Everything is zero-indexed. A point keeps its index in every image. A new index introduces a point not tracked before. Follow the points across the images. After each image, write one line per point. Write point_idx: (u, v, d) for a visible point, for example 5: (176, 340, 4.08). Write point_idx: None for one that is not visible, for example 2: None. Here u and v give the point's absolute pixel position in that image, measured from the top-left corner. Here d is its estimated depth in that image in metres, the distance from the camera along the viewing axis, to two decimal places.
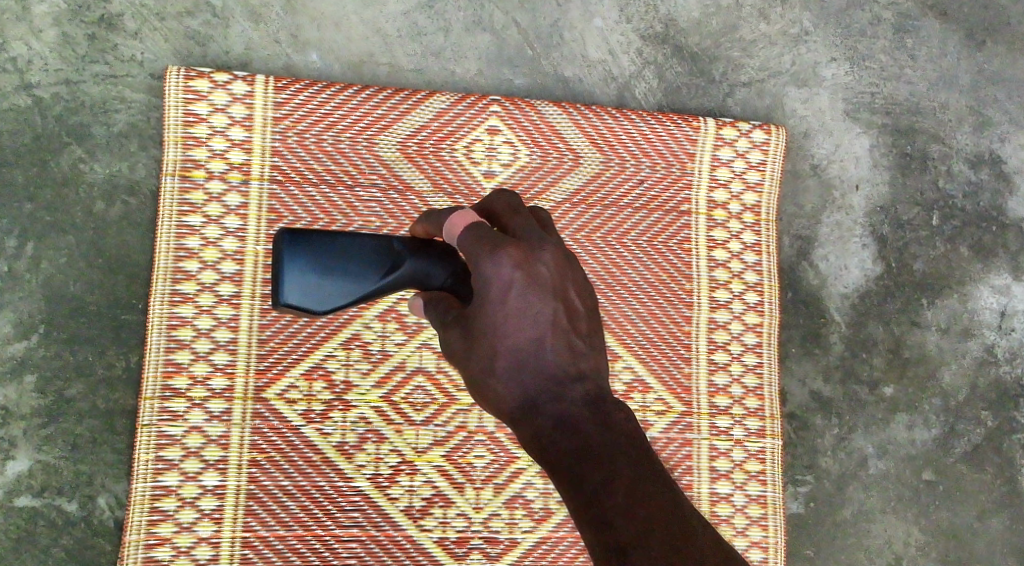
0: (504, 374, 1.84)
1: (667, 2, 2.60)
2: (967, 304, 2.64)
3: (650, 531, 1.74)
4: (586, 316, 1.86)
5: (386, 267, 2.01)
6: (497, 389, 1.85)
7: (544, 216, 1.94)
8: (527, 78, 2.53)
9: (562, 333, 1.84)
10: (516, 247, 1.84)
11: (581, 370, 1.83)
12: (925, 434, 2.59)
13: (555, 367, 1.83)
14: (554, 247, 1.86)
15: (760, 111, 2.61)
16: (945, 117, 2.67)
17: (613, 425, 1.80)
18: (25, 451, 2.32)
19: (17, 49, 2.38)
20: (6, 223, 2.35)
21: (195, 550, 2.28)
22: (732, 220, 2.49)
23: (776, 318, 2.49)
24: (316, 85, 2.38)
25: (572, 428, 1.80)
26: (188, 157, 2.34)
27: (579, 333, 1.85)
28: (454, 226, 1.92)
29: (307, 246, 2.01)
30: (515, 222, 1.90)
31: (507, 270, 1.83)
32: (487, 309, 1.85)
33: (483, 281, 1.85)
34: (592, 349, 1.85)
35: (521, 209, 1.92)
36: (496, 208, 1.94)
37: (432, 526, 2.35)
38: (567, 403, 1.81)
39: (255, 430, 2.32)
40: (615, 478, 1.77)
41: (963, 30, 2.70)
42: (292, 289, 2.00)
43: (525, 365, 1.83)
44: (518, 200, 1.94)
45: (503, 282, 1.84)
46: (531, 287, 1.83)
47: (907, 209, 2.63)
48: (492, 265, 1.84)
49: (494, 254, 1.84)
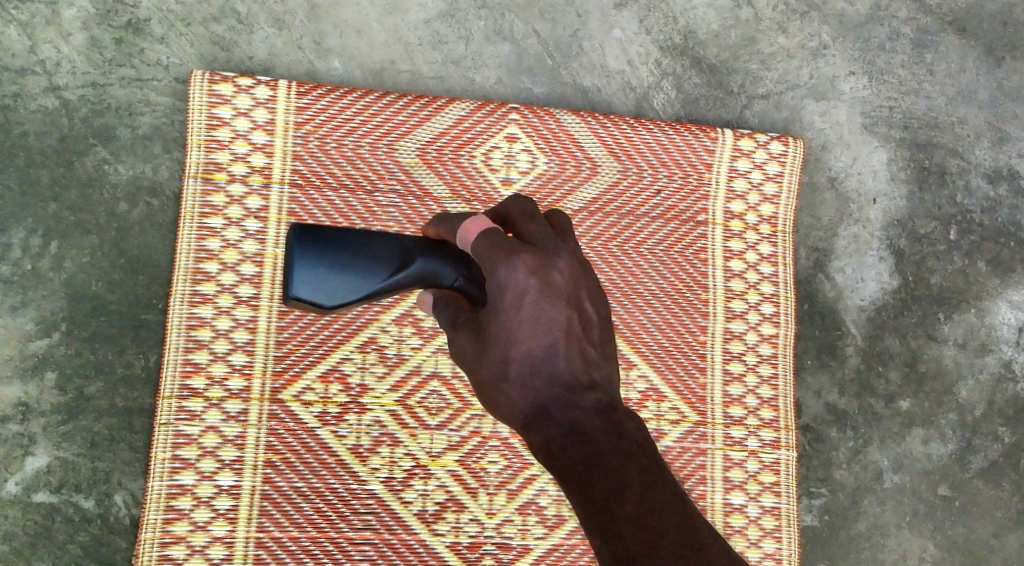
0: (517, 381, 1.84)
1: (686, 14, 2.61)
2: (984, 319, 2.64)
3: (661, 541, 1.77)
4: (599, 325, 1.88)
5: (395, 265, 1.99)
6: (509, 396, 1.85)
7: (562, 220, 1.93)
8: (547, 87, 2.55)
9: (575, 341, 1.85)
10: (532, 254, 1.85)
11: (593, 379, 1.85)
12: (941, 448, 2.60)
13: (568, 374, 1.84)
14: (569, 256, 1.87)
15: (778, 123, 2.63)
16: (964, 132, 2.68)
17: (625, 434, 1.82)
18: (44, 448, 2.35)
19: (45, 52, 2.40)
20: (30, 223, 2.37)
21: (209, 549, 2.30)
22: (749, 231, 2.50)
23: (792, 330, 2.50)
24: (338, 91, 2.40)
25: (584, 437, 1.81)
26: (211, 160, 2.36)
27: (592, 341, 1.86)
28: (468, 232, 1.89)
29: (319, 241, 1.99)
30: (530, 228, 1.90)
31: (523, 278, 1.84)
32: (500, 315, 1.85)
33: (497, 287, 1.84)
34: (603, 358, 1.87)
35: (535, 215, 1.91)
36: (510, 213, 1.93)
37: (445, 530, 2.37)
38: (579, 412, 1.82)
39: (271, 431, 2.33)
40: (627, 487, 1.79)
41: (982, 46, 2.71)
42: (303, 284, 1.98)
43: (538, 372, 1.84)
44: (532, 205, 1.93)
45: (519, 289, 1.84)
46: (546, 295, 1.84)
47: (925, 223, 2.64)
48: (508, 272, 1.84)
49: (511, 261, 1.84)
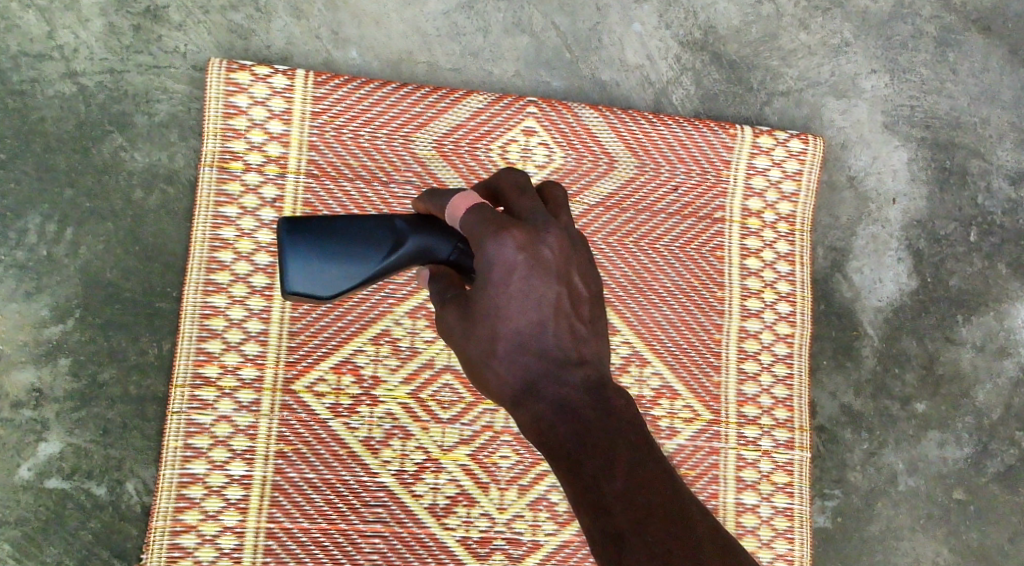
0: (505, 357, 1.83)
1: (707, 9, 2.59)
2: (1003, 322, 2.61)
3: (649, 518, 1.76)
4: (589, 300, 1.86)
5: (390, 246, 1.94)
6: (498, 373, 1.84)
7: (556, 193, 1.89)
8: (565, 81, 2.53)
9: (564, 317, 1.84)
10: (521, 229, 1.83)
11: (582, 355, 1.84)
12: (957, 452, 2.57)
13: (556, 351, 1.83)
14: (559, 230, 1.84)
15: (797, 121, 2.60)
16: (987, 133, 2.65)
17: (614, 411, 1.81)
18: (57, 435, 2.35)
19: (63, 37, 2.40)
20: (46, 209, 2.37)
21: (219, 538, 2.30)
22: (767, 229, 2.48)
23: (808, 330, 2.48)
24: (355, 81, 2.39)
25: (572, 413, 1.81)
26: (227, 149, 2.36)
27: (581, 318, 1.85)
28: (457, 208, 1.88)
29: (309, 232, 1.94)
30: (521, 202, 1.87)
31: (512, 253, 1.82)
32: (489, 291, 1.83)
33: (486, 263, 1.82)
34: (594, 335, 1.86)
35: (527, 188, 1.88)
36: (503, 185, 1.89)
37: (455, 525, 2.36)
38: (568, 388, 1.82)
39: (283, 422, 2.33)
40: (615, 463, 1.78)
41: (1006, 46, 2.68)
42: (298, 277, 1.93)
43: (526, 348, 1.83)
44: (525, 178, 1.90)
45: (507, 264, 1.82)
46: (534, 270, 1.82)
47: (944, 224, 2.61)
48: (496, 247, 1.82)
49: (499, 236, 1.82)
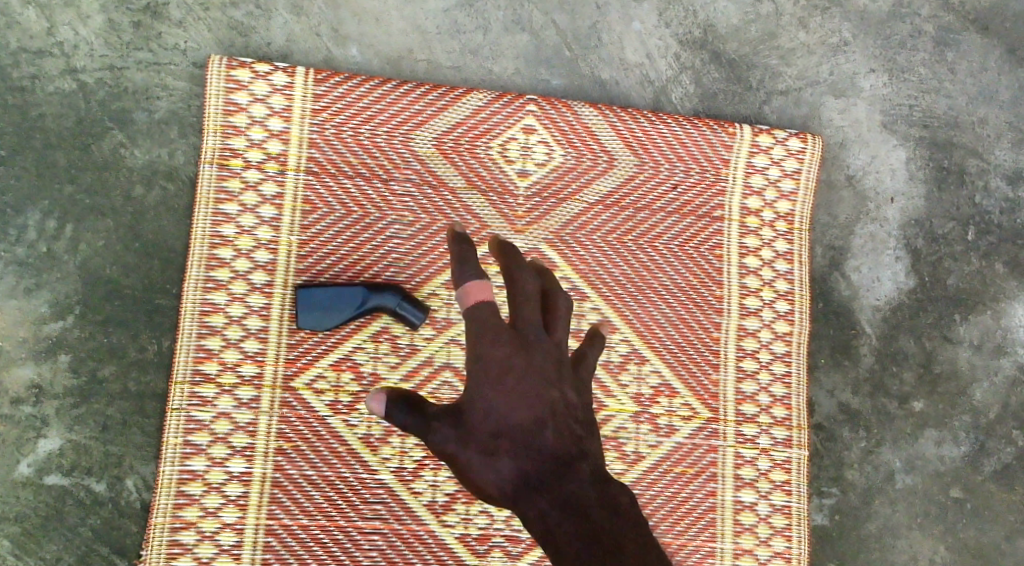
0: (504, 458, 1.86)
1: (707, 7, 2.57)
2: (1001, 321, 2.60)
3: None
4: (584, 409, 1.90)
5: None
6: (497, 472, 1.86)
7: (560, 302, 1.94)
8: (565, 79, 2.53)
9: (562, 418, 1.87)
10: (513, 334, 1.90)
11: (581, 451, 1.86)
12: (954, 451, 2.57)
13: (553, 449, 1.86)
14: (551, 352, 1.91)
15: (796, 120, 2.58)
16: (985, 132, 2.62)
17: (617, 506, 1.82)
18: (56, 431, 2.35)
19: (63, 34, 2.40)
20: (46, 205, 2.37)
21: (219, 535, 2.30)
22: (765, 228, 2.49)
23: (806, 328, 2.49)
24: (355, 79, 2.40)
25: (572, 507, 1.81)
26: (227, 146, 2.36)
27: (578, 420, 1.88)
28: (465, 300, 1.92)
29: None
30: (522, 312, 1.92)
31: (503, 351, 1.89)
32: (484, 387, 1.89)
33: (478, 363, 1.90)
34: (591, 437, 1.89)
35: (533, 297, 1.93)
36: (513, 280, 1.94)
37: (454, 522, 2.36)
38: (569, 485, 1.83)
39: (282, 419, 2.34)
40: (617, 547, 1.78)
41: (1005, 45, 2.64)
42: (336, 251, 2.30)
43: (527, 450, 1.86)
44: (533, 285, 1.94)
45: (501, 361, 1.89)
46: (530, 370, 1.89)
47: (942, 223, 2.59)
48: (489, 347, 1.89)
49: (495, 336, 1.90)
